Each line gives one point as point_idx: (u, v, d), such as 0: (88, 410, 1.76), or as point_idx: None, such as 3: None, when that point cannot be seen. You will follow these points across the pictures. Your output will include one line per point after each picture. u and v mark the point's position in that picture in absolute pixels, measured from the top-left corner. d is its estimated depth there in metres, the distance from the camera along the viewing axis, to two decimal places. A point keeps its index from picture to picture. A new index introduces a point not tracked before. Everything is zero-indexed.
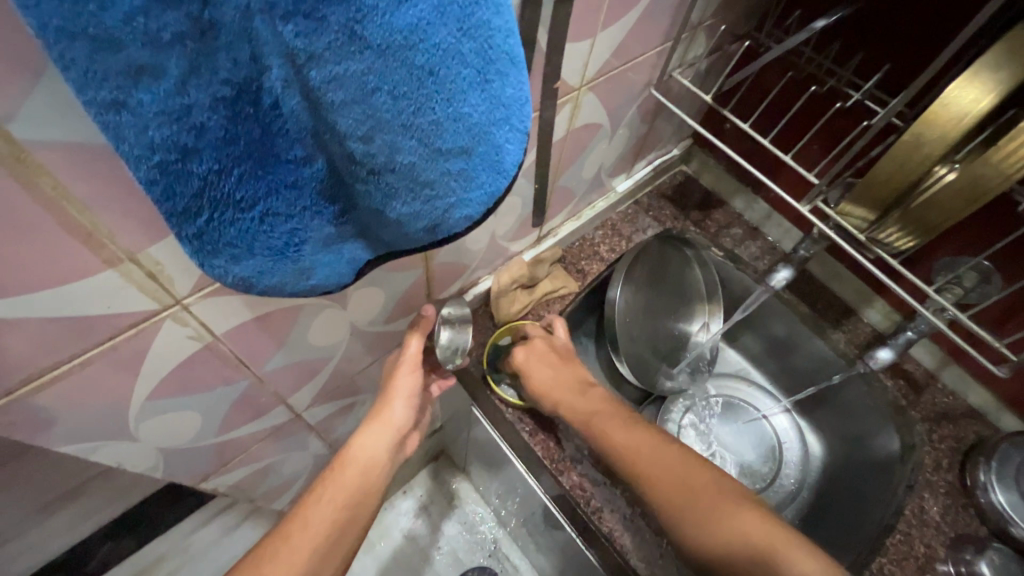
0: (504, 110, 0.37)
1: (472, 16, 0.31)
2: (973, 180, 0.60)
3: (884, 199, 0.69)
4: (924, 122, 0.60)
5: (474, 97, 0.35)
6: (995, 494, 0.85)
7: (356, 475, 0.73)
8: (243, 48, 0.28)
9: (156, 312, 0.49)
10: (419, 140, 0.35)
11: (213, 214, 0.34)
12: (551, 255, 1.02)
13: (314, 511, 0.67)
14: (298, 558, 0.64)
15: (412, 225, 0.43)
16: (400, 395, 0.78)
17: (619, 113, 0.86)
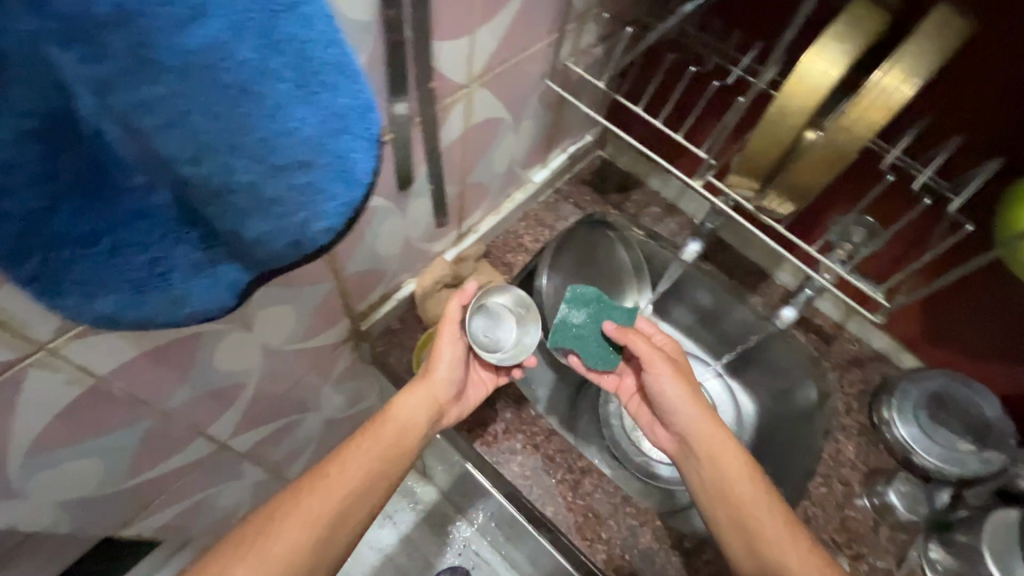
0: (346, 121, 0.26)
1: (283, 27, 0.23)
2: (830, 146, 0.49)
3: (766, 166, 0.54)
4: (785, 92, 0.50)
5: (310, 111, 0.25)
6: (899, 429, 0.79)
7: (390, 436, 0.66)
8: (41, 77, 0.21)
9: (14, 363, 0.37)
10: (256, 159, 0.25)
11: (50, 255, 0.27)
12: (476, 252, 0.86)
13: (337, 472, 0.62)
14: (310, 516, 0.58)
15: (276, 248, 0.31)
16: (444, 359, 0.71)
17: (521, 103, 0.70)
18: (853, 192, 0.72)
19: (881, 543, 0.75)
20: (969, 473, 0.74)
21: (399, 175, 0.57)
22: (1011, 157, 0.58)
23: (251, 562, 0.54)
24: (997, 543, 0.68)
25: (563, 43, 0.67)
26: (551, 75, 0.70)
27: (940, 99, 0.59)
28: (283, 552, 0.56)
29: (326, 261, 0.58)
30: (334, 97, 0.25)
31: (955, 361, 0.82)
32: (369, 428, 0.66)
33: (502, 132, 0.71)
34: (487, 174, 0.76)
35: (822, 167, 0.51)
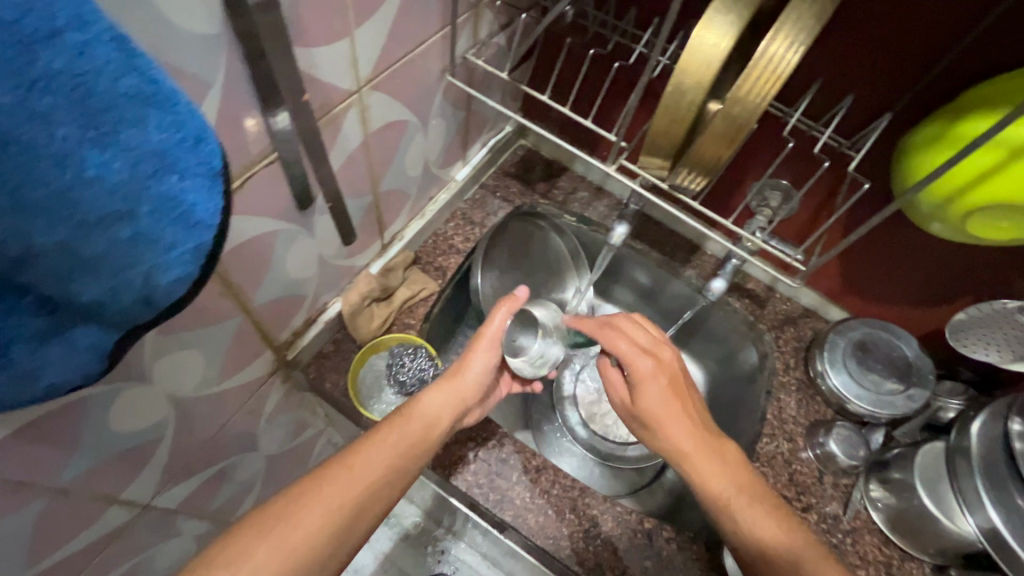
0: (162, 160, 0.23)
1: (38, 63, 0.19)
2: (728, 118, 0.49)
3: (673, 142, 0.54)
4: (679, 69, 0.49)
5: (106, 156, 0.22)
6: (832, 380, 0.83)
7: (417, 431, 0.62)
8: None
9: None
10: (53, 219, 0.22)
11: None
12: (403, 260, 0.82)
13: (363, 461, 0.57)
14: (329, 509, 0.53)
15: (120, 310, 0.27)
16: (477, 367, 0.66)
17: (426, 101, 0.67)
18: (762, 157, 0.73)
19: (828, 490, 0.79)
20: (899, 413, 0.78)
21: (293, 195, 0.52)
22: (900, 112, 0.60)
23: (267, 548, 0.49)
24: (928, 476, 0.73)
25: (458, 36, 0.63)
26: (452, 71, 0.67)
27: (830, 61, 0.60)
28: (303, 543, 0.51)
29: (228, 297, 0.53)
30: (139, 137, 0.22)
31: (875, 308, 0.86)
32: (397, 418, 0.62)
33: (407, 136, 0.68)
34: (400, 180, 0.73)
35: (724, 141, 0.51)
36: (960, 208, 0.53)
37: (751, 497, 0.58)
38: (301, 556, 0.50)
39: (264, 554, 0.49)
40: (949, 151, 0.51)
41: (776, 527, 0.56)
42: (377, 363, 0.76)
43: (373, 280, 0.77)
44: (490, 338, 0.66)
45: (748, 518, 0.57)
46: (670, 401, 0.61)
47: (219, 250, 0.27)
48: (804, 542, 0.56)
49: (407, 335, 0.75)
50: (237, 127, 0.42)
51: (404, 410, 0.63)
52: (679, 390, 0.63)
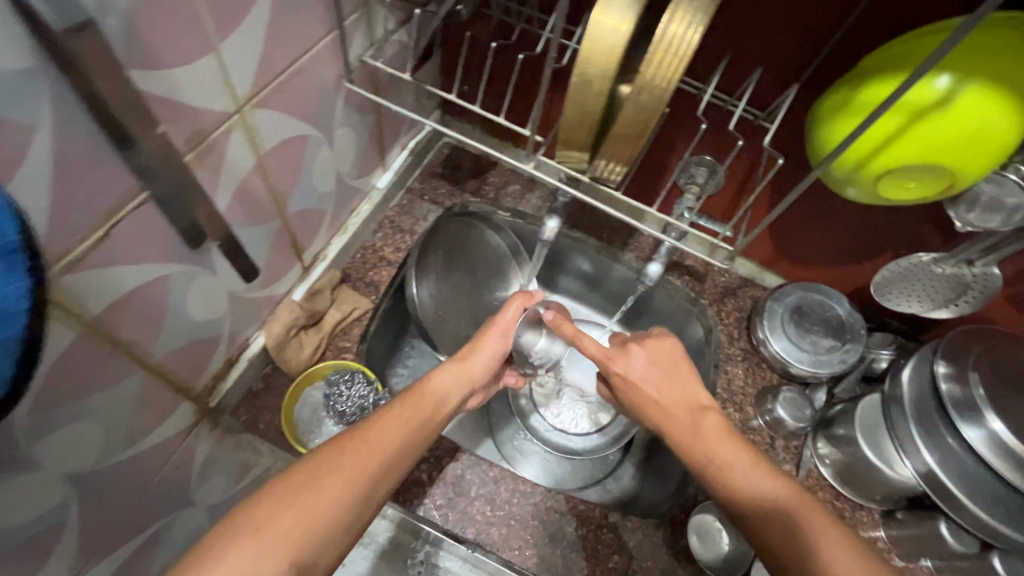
0: None
1: None
2: (636, 105, 0.47)
3: (587, 133, 0.51)
4: (583, 58, 0.46)
5: None
6: (772, 346, 0.84)
7: (427, 408, 0.57)
8: None
9: None
10: None
11: None
12: (330, 281, 0.77)
13: (381, 430, 0.52)
14: (352, 478, 0.47)
15: None
16: (488, 352, 0.66)
17: (326, 110, 0.62)
18: (682, 136, 0.73)
19: (779, 454, 0.81)
20: (837, 370, 0.81)
21: (177, 235, 0.47)
22: (807, 82, 0.60)
23: (293, 516, 0.43)
24: (867, 422, 0.76)
25: (349, 40, 0.58)
26: (351, 78, 0.62)
27: (735, 36, 0.60)
28: (331, 512, 0.45)
29: (120, 356, 0.47)
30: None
31: (808, 271, 0.88)
32: (410, 394, 0.57)
33: (309, 152, 0.63)
34: (309, 198, 0.67)
35: (635, 131, 0.49)
36: (872, 172, 0.53)
37: (739, 454, 0.54)
38: (327, 528, 0.44)
39: (288, 523, 0.43)
40: (856, 117, 0.51)
41: (761, 476, 0.52)
42: (313, 396, 0.71)
43: (297, 307, 0.72)
44: (500, 323, 0.67)
45: (735, 478, 0.52)
46: (657, 380, 0.62)
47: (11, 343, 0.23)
48: (798, 492, 0.51)
49: (341, 361, 0.71)
50: (83, 171, 0.36)
51: (417, 385, 0.59)
52: (668, 367, 0.63)
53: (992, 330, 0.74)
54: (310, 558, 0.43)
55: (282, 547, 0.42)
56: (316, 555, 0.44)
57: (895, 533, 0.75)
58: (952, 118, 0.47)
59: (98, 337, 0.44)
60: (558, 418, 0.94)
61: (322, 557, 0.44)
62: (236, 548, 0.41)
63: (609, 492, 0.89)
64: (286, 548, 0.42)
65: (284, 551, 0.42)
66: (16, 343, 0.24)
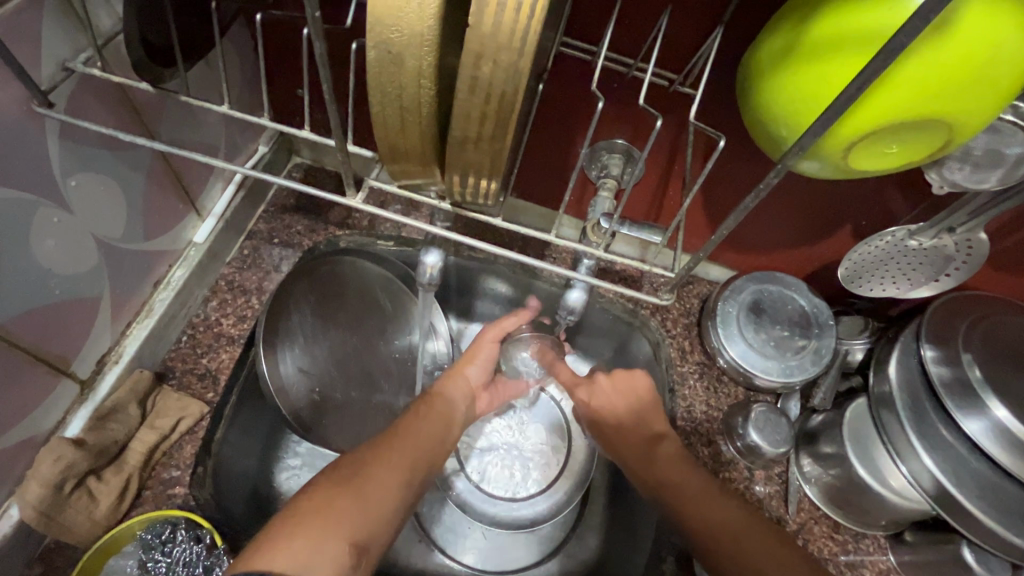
0: None
1: None
2: (478, 86, 0.28)
3: (423, 141, 0.32)
4: (373, 16, 0.27)
5: None
6: (728, 354, 0.70)
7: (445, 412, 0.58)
8: None
9: None
10: None
11: None
12: (131, 390, 0.54)
13: (417, 432, 0.53)
14: (400, 462, 0.49)
15: None
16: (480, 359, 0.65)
17: (17, 156, 0.39)
18: (582, 119, 0.55)
19: (761, 490, 0.67)
20: (811, 375, 0.67)
21: None
22: (731, 24, 0.43)
23: (351, 500, 0.44)
24: (858, 433, 0.63)
25: (12, 39, 0.36)
26: (47, 99, 0.39)
27: None
28: (385, 496, 0.46)
29: None
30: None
31: (757, 259, 0.73)
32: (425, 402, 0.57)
33: (5, 223, 0.40)
34: (41, 293, 0.44)
35: (491, 127, 0.30)
36: (841, 140, 0.37)
37: (689, 487, 0.56)
38: (380, 512, 0.44)
39: (347, 506, 0.43)
40: (812, 63, 0.35)
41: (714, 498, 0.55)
42: (124, 569, 0.49)
43: (66, 448, 0.49)
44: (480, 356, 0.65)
45: (701, 510, 0.55)
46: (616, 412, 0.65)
47: None
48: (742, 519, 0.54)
49: (153, 514, 0.48)
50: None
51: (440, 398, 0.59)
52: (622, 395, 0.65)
53: (975, 297, 0.63)
54: (367, 541, 0.42)
55: (345, 525, 0.42)
56: (371, 536, 0.43)
57: (908, 559, 0.64)
58: (949, 44, 0.32)
59: None
60: (503, 494, 0.74)
61: (375, 540, 0.43)
62: (304, 528, 0.40)
63: (568, 563, 0.71)
64: (345, 526, 0.42)
65: (343, 530, 0.41)
66: None
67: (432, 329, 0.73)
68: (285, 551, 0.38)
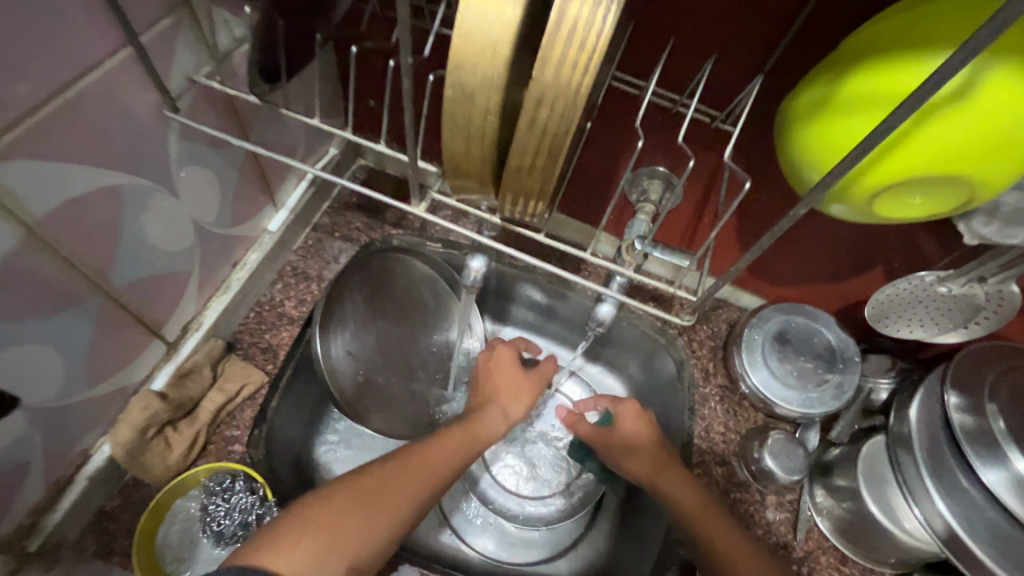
0: None
1: None
2: (534, 125, 0.33)
3: (483, 163, 0.37)
4: (457, 60, 0.32)
5: None
6: (751, 381, 0.72)
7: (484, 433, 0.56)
8: None
9: None
10: None
11: None
12: (206, 356, 0.62)
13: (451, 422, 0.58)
14: (422, 482, 0.49)
15: None
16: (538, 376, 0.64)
17: (145, 151, 0.46)
18: (626, 145, 0.60)
19: (771, 515, 0.69)
20: (832, 409, 0.68)
21: None
22: (774, 71, 0.47)
23: (362, 518, 0.44)
24: (873, 471, 0.64)
25: (158, 55, 0.43)
26: (175, 104, 0.46)
27: (676, 15, 0.46)
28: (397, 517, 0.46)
29: None
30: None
31: (788, 290, 0.75)
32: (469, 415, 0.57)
33: (130, 205, 0.47)
34: (148, 264, 0.52)
35: (542, 158, 0.35)
36: (867, 186, 0.40)
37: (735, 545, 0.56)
38: (388, 531, 0.45)
39: (355, 526, 0.43)
40: (837, 118, 0.38)
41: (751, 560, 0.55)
42: (188, 509, 0.56)
43: (152, 399, 0.56)
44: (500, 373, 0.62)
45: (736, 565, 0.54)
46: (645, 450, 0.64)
47: None
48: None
49: (218, 464, 0.56)
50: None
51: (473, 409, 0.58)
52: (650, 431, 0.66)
53: (1008, 348, 0.63)
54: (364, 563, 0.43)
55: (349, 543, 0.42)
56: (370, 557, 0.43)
57: None
58: (967, 112, 0.34)
59: None
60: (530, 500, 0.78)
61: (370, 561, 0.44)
62: (309, 538, 0.41)
63: (575, 562, 0.75)
64: (349, 544, 0.42)
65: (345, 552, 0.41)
66: None
67: (469, 328, 0.79)
68: (290, 558, 0.39)
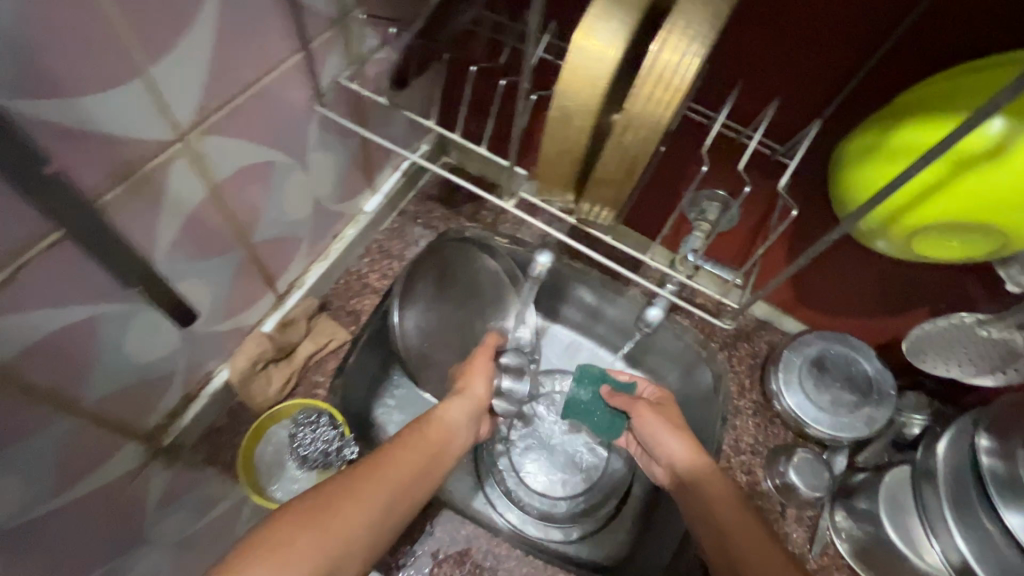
0: None
1: None
2: (620, 147, 0.41)
3: (569, 173, 0.45)
4: (564, 91, 0.40)
5: None
6: (785, 399, 0.76)
7: (435, 441, 0.53)
8: None
9: None
10: None
11: None
12: (305, 310, 0.72)
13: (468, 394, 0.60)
14: (377, 494, 0.45)
15: None
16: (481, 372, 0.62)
17: (296, 136, 0.57)
18: (689, 169, 0.66)
19: (790, 526, 0.73)
20: (860, 435, 0.72)
21: (98, 277, 0.42)
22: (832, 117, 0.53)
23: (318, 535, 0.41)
24: (894, 499, 0.67)
25: (319, 61, 0.54)
26: (323, 100, 0.57)
27: (748, 61, 0.53)
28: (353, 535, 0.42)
29: (33, 405, 0.42)
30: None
31: (829, 319, 0.79)
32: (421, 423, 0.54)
33: (277, 177, 0.58)
34: (277, 227, 0.63)
35: (621, 173, 0.43)
36: (905, 227, 0.45)
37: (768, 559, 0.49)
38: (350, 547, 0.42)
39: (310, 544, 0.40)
40: (879, 167, 0.44)
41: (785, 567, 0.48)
42: (280, 435, 0.67)
43: (263, 340, 0.67)
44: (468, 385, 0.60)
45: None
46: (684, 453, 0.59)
47: None
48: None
49: (308, 401, 0.66)
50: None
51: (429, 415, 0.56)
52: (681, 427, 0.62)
53: None
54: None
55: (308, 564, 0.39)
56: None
57: None
58: (1000, 168, 0.39)
59: (2, 385, 0.39)
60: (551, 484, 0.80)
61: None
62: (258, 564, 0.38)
63: (602, 544, 0.78)
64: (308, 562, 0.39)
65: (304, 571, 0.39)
66: None
67: (523, 319, 0.87)
68: None
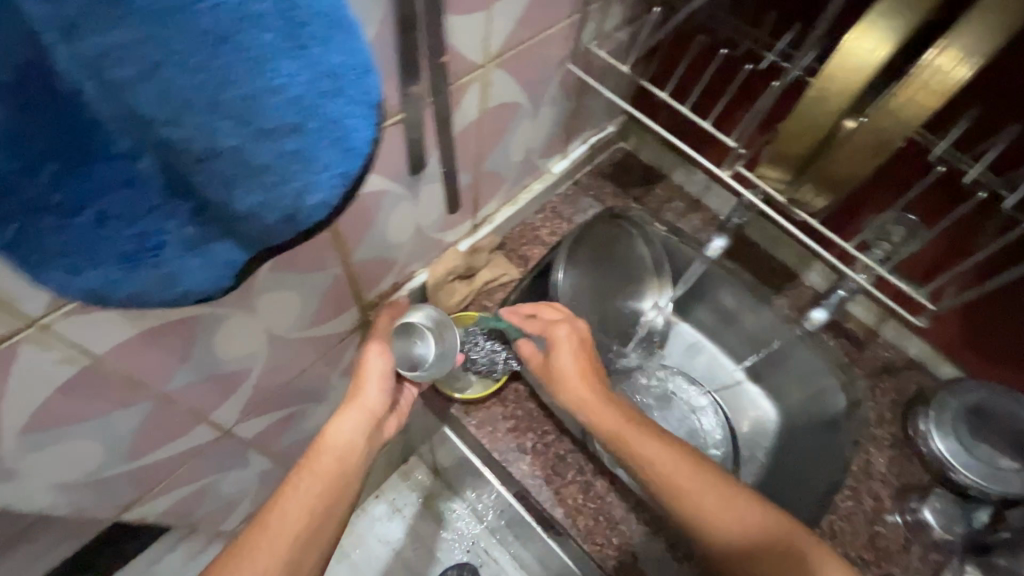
0: (329, 85, 0.25)
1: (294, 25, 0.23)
2: (868, 132, 0.46)
3: (800, 152, 0.51)
4: (825, 77, 0.46)
5: (302, 88, 0.24)
6: (936, 444, 0.73)
7: (332, 464, 0.56)
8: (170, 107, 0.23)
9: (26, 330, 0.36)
10: (258, 133, 0.25)
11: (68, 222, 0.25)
12: (490, 243, 0.83)
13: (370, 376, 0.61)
14: (289, 525, 0.52)
15: (257, 226, 0.28)
16: (376, 371, 0.60)
17: (541, 88, 0.67)
18: (886, 186, 0.68)
19: (913, 563, 0.71)
20: (1014, 492, 0.69)
21: (405, 157, 0.54)
22: None
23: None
24: None
25: (584, 27, 0.63)
26: (571, 60, 0.67)
27: (990, 85, 0.55)
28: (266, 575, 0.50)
29: (332, 246, 0.55)
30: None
31: (996, 372, 0.76)
32: (305, 460, 0.56)
33: (518, 119, 0.68)
34: (500, 164, 0.73)
35: (859, 158, 0.47)
36: None
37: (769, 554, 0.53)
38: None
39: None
40: None
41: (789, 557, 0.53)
42: None
43: (457, 257, 0.78)
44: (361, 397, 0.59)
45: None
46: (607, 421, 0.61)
47: (358, 178, 0.28)
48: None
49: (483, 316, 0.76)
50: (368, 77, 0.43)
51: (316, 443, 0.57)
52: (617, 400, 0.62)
53: None
54: None
55: None
56: None
57: None
58: None
59: None
60: None
61: None
62: None
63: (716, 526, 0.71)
64: None
65: None
66: (359, 178, 0.28)
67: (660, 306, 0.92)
68: None
